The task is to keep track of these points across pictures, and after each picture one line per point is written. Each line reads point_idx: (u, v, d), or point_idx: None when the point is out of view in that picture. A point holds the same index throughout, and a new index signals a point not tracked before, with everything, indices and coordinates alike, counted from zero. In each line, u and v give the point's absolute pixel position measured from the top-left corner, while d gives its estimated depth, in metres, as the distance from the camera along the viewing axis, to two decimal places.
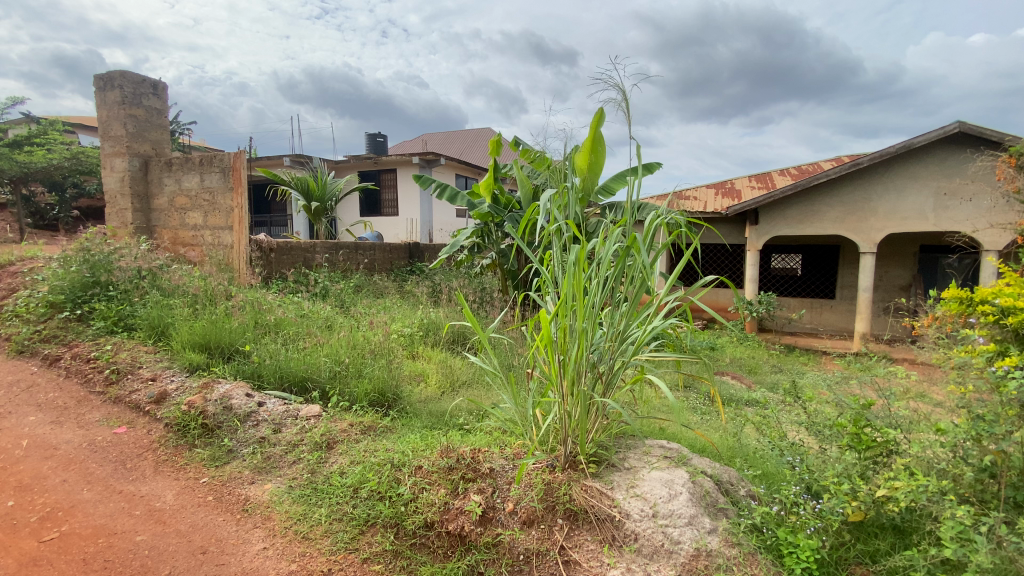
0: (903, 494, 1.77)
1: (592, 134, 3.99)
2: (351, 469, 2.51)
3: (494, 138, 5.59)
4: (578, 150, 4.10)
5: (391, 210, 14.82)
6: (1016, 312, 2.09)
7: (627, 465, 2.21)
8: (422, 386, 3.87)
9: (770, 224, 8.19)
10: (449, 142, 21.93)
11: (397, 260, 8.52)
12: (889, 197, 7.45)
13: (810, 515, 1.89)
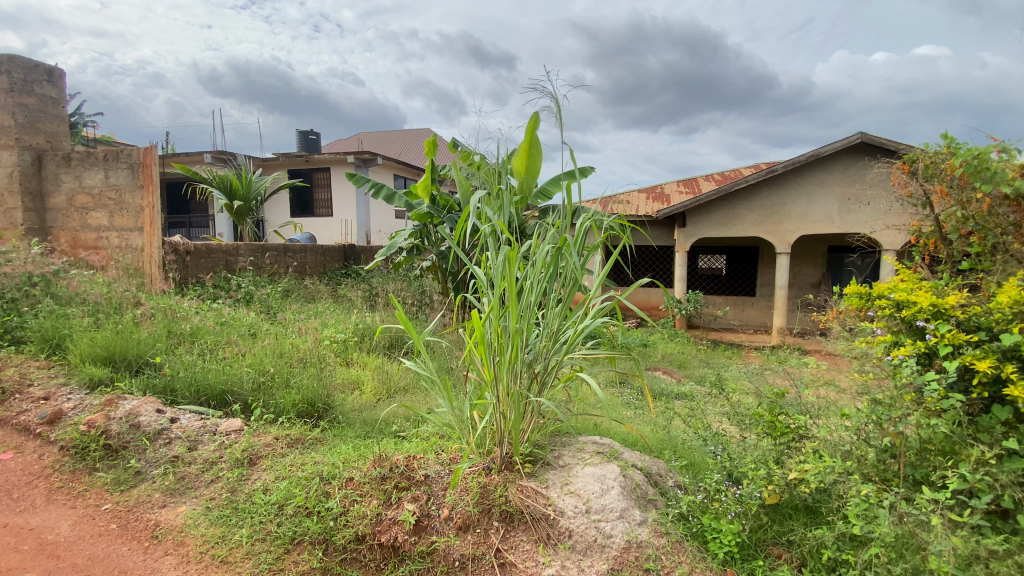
0: (812, 476, 1.92)
1: (529, 137, 4.02)
2: (276, 485, 2.36)
3: (431, 137, 5.49)
4: (515, 154, 4.14)
5: (324, 210, 14.25)
6: (907, 305, 2.24)
7: (561, 462, 2.23)
8: (356, 394, 3.73)
9: (697, 227, 8.68)
10: (386, 142, 21.42)
11: (331, 263, 8.18)
12: (801, 202, 8.09)
13: (731, 501, 1.99)
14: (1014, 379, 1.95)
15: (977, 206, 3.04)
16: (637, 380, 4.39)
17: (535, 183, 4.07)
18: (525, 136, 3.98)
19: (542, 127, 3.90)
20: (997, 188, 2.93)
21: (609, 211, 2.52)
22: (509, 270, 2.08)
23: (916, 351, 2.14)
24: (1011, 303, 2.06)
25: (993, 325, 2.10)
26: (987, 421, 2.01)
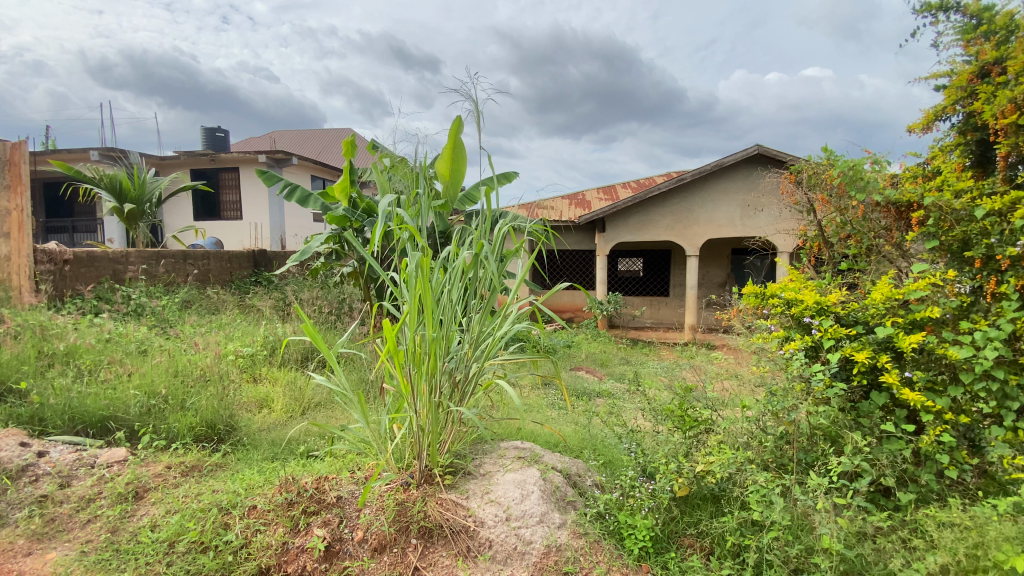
0: (717, 467, 2.04)
1: (450, 141, 3.96)
2: (166, 520, 2.11)
3: (347, 138, 5.25)
4: (437, 157, 4.07)
5: (233, 214, 13.27)
6: (796, 302, 2.43)
7: (482, 471, 2.20)
8: (265, 413, 3.49)
9: (615, 231, 9.14)
10: (303, 142, 20.36)
11: (239, 270, 7.59)
12: (707, 208, 8.69)
13: (644, 497, 2.06)
14: (888, 368, 2.19)
15: (854, 213, 3.39)
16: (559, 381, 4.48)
17: (459, 186, 4.04)
18: (448, 139, 3.92)
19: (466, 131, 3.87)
20: (869, 195, 3.28)
21: (528, 216, 2.52)
22: (423, 276, 1.99)
23: (804, 345, 2.35)
24: (881, 300, 2.30)
25: (869, 319, 2.34)
26: (868, 407, 2.25)
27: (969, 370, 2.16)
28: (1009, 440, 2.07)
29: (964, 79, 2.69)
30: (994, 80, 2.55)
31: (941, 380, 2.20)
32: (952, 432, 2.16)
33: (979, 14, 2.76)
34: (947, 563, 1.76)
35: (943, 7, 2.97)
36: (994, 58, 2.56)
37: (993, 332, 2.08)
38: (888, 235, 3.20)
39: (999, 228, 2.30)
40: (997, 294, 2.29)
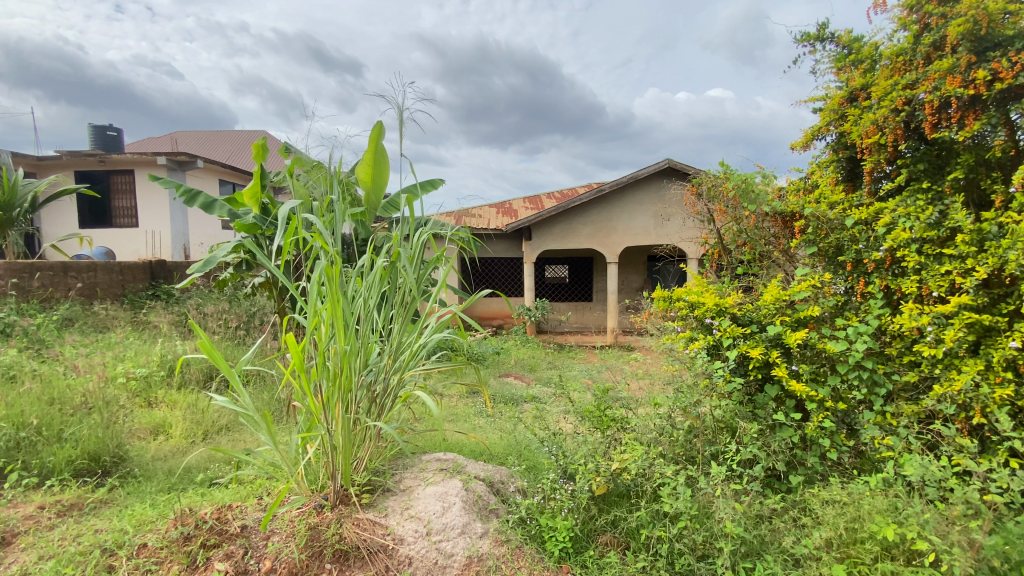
0: (631, 463, 2.15)
1: (372, 147, 3.85)
2: (36, 569, 1.84)
3: (258, 139, 4.94)
4: (358, 163, 3.94)
5: (127, 221, 12.03)
6: (698, 304, 2.61)
7: (402, 486, 2.14)
8: (161, 440, 3.18)
9: (541, 239, 9.35)
10: (210, 144, 18.91)
11: (132, 283, 6.84)
12: (624, 217, 9.12)
13: (564, 499, 2.10)
14: (778, 362, 2.41)
15: (747, 222, 3.69)
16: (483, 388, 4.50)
17: (383, 192, 3.94)
18: (370, 145, 3.82)
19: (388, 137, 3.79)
20: (759, 207, 3.60)
21: (447, 223, 2.48)
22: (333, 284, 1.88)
23: (706, 344, 2.53)
24: (771, 301, 2.54)
25: (762, 318, 2.56)
26: (762, 398, 2.47)
27: (844, 361, 2.42)
28: (878, 422, 2.31)
29: (835, 103, 2.90)
30: (860, 105, 2.78)
31: (823, 371, 2.45)
32: (832, 418, 2.40)
33: (848, 45, 2.95)
34: (831, 537, 1.96)
35: (819, 38, 3.31)
36: (860, 85, 2.78)
37: (863, 326, 2.35)
38: (775, 241, 3.51)
39: (865, 235, 2.62)
40: (865, 293, 2.60)
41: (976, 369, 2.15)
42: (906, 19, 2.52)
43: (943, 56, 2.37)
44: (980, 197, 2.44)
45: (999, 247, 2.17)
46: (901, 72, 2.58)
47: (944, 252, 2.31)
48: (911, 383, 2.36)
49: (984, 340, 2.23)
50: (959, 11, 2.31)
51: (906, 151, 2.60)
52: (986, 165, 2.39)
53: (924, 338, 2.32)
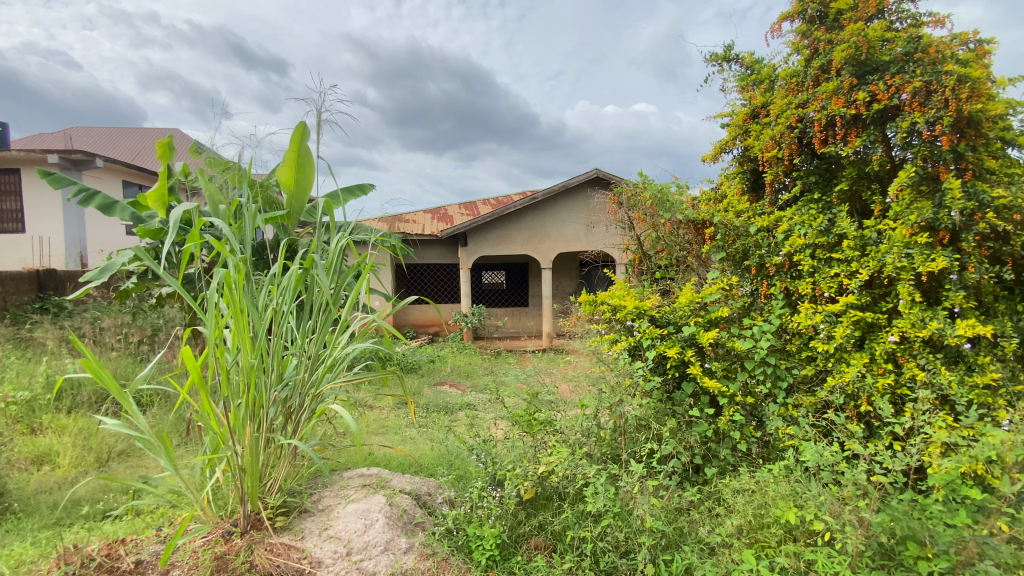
0: (557, 466, 2.18)
1: (295, 149, 3.67)
2: None
3: (166, 137, 4.55)
4: (279, 165, 3.74)
5: (11, 225, 10.72)
6: (621, 307, 2.70)
7: (321, 506, 2.04)
8: (46, 470, 2.83)
9: (476, 245, 9.34)
10: (114, 142, 17.30)
11: (15, 294, 6.06)
12: (557, 224, 9.32)
13: (492, 506, 2.09)
14: (692, 360, 2.56)
15: (664, 229, 3.84)
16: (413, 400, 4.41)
17: (308, 195, 3.77)
18: (292, 145, 3.64)
19: (312, 138, 3.63)
20: (673, 215, 3.79)
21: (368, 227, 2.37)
22: (233, 292, 1.77)
23: (627, 345, 2.66)
24: (686, 303, 2.70)
25: (678, 320, 2.71)
26: (680, 395, 2.62)
27: (750, 358, 2.61)
28: (782, 414, 2.50)
29: (740, 119, 3.11)
30: (760, 121, 3.02)
31: (734, 368, 2.62)
32: (741, 412, 2.57)
33: (752, 66, 3.19)
34: (741, 524, 2.09)
35: (726, 59, 3.57)
36: (761, 103, 3.01)
37: (766, 325, 2.55)
38: (689, 247, 3.70)
39: (767, 241, 2.84)
40: (768, 295, 2.82)
41: (861, 362, 2.38)
42: (799, 44, 2.77)
43: (830, 78, 2.61)
44: (862, 207, 2.72)
45: (877, 251, 2.41)
46: (795, 92, 2.80)
47: (832, 256, 2.54)
48: (808, 376, 2.57)
49: (868, 335, 2.47)
50: (842, 38, 2.55)
51: (800, 165, 2.85)
52: (867, 179, 2.67)
53: (818, 335, 2.54)
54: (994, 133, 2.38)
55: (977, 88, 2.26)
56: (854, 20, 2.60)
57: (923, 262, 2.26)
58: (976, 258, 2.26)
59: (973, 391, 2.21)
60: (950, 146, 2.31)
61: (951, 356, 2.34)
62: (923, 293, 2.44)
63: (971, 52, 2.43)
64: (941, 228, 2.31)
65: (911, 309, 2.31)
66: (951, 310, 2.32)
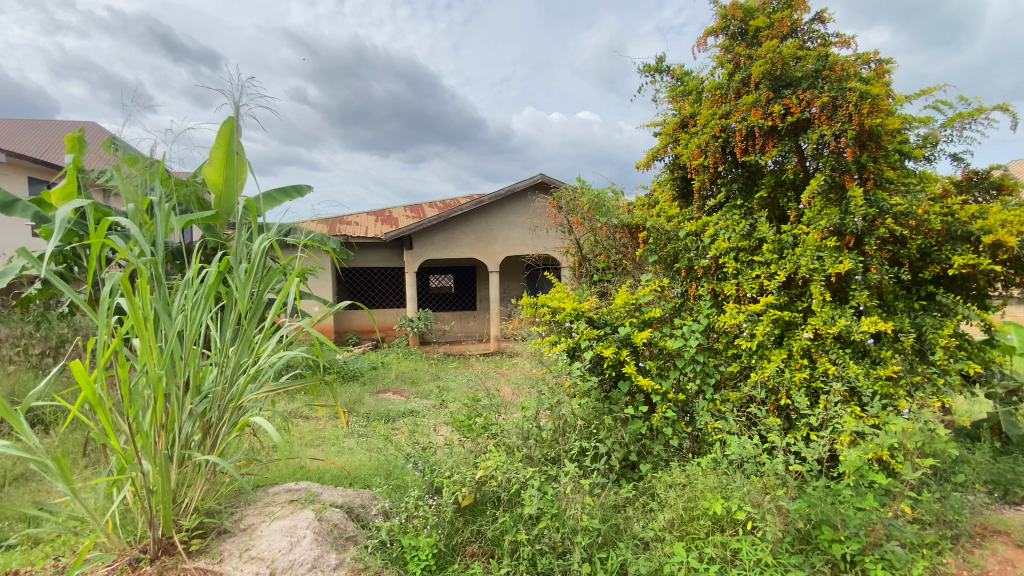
0: (494, 470, 2.17)
1: (224, 145, 3.46)
2: None
3: (74, 130, 4.16)
4: (207, 163, 3.51)
5: None
6: (560, 309, 2.72)
7: (243, 526, 1.93)
8: None
9: (422, 248, 9.20)
10: (18, 135, 15.72)
11: None
12: (503, 227, 9.35)
13: (428, 514, 2.05)
14: (627, 360, 2.63)
15: (602, 233, 3.95)
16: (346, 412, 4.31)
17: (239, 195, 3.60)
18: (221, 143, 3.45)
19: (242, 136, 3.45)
20: (610, 219, 3.90)
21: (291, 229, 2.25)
22: (135, 302, 1.63)
23: (566, 347, 2.68)
24: (622, 305, 2.78)
25: (614, 321, 2.78)
26: (616, 394, 2.68)
27: (681, 356, 2.71)
28: (710, 409, 2.62)
29: (671, 128, 3.24)
30: (689, 131, 3.15)
31: (666, 366, 2.71)
32: (673, 408, 2.67)
33: (681, 77, 3.33)
34: (673, 518, 2.17)
35: (658, 70, 3.71)
36: (690, 113, 3.14)
37: (695, 325, 2.66)
38: (625, 250, 3.82)
39: (695, 245, 2.97)
40: (697, 296, 2.95)
41: (780, 358, 2.53)
42: (723, 58, 2.93)
43: (749, 91, 2.77)
44: (780, 213, 2.90)
45: (793, 254, 2.58)
46: (720, 103, 2.94)
47: (753, 259, 2.70)
48: (734, 373, 2.70)
49: (786, 332, 2.63)
50: (760, 54, 2.72)
51: (724, 172, 3.01)
52: (784, 186, 2.85)
53: (742, 334, 2.68)
54: (891, 146, 2.61)
55: (877, 104, 2.47)
56: (770, 38, 2.78)
57: (832, 264, 2.44)
58: (877, 260, 2.47)
59: (877, 382, 2.40)
60: (853, 157, 2.51)
61: (858, 350, 2.53)
62: (833, 293, 2.63)
63: (872, 71, 2.65)
64: (846, 233, 2.51)
65: (823, 307, 2.48)
66: (857, 308, 2.52)
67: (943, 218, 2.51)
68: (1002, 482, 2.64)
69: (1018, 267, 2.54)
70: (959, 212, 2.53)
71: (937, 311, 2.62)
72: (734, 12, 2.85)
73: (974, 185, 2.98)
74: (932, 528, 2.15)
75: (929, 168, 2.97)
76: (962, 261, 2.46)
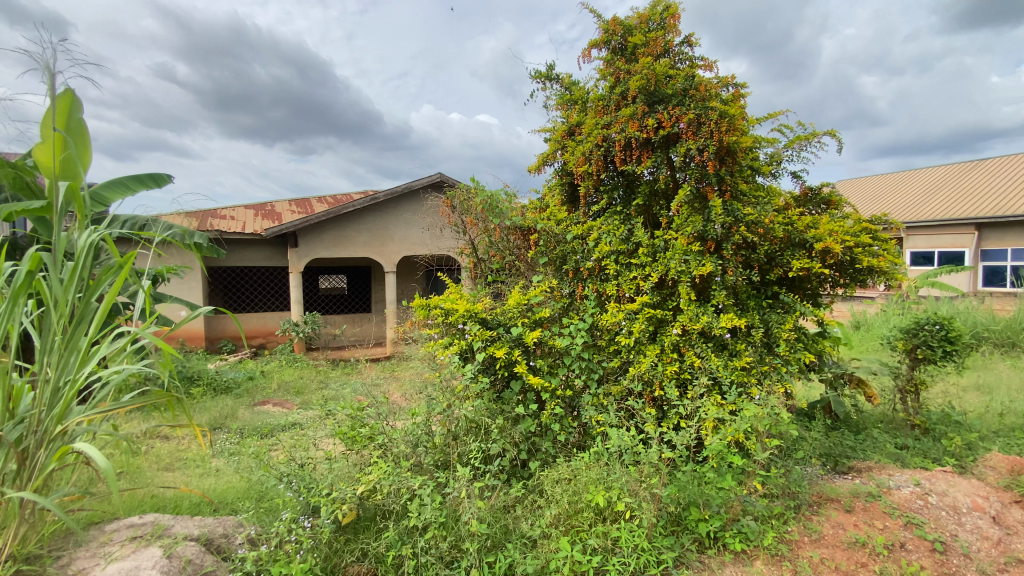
0: (377, 483, 2.07)
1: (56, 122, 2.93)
2: None
3: None
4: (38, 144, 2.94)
5: None
6: (452, 311, 2.67)
7: (70, 572, 1.64)
8: None
9: (310, 247, 8.62)
10: None
11: None
12: (400, 226, 9.07)
13: (302, 538, 1.92)
14: (517, 359, 2.65)
15: (495, 235, 3.97)
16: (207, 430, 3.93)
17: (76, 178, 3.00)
18: (58, 115, 2.93)
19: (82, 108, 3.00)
20: (503, 221, 3.97)
21: (127, 223, 1.94)
22: None
23: (458, 349, 2.64)
24: (515, 305, 2.81)
25: (506, 322, 2.80)
26: (508, 394, 2.70)
27: (569, 354, 2.81)
28: (595, 404, 2.75)
29: (559, 135, 3.35)
30: (575, 138, 3.28)
31: (554, 365, 2.78)
32: (561, 405, 2.76)
33: (569, 87, 3.45)
34: (559, 514, 2.22)
35: (548, 77, 3.81)
36: (576, 122, 3.27)
37: (580, 324, 2.78)
38: (517, 252, 3.84)
39: (581, 248, 3.10)
40: (583, 296, 3.07)
41: (654, 353, 2.72)
42: (606, 70, 3.08)
43: (628, 104, 2.95)
44: (654, 219, 3.12)
45: (664, 257, 2.79)
46: (602, 113, 3.10)
47: (631, 261, 2.88)
48: (615, 367, 2.86)
49: (659, 329, 2.84)
50: (637, 70, 2.90)
51: (606, 179, 3.18)
52: (658, 195, 3.07)
53: (622, 332, 2.85)
54: (745, 162, 2.93)
55: (733, 124, 2.74)
56: (646, 55, 2.97)
57: (696, 267, 2.67)
58: (733, 264, 2.75)
59: (734, 372, 2.67)
60: (714, 171, 2.77)
61: (719, 344, 2.80)
62: (698, 293, 2.88)
63: (730, 94, 2.96)
64: (709, 239, 2.76)
65: (689, 306, 2.71)
66: (717, 306, 2.79)
67: (785, 228, 2.87)
68: (832, 454, 3.08)
69: (841, 271, 2.97)
70: (798, 222, 2.90)
71: (781, 308, 2.99)
72: (614, 28, 3.03)
73: (810, 199, 3.46)
74: (779, 499, 2.44)
75: (776, 184, 3.40)
76: (799, 265, 2.82)
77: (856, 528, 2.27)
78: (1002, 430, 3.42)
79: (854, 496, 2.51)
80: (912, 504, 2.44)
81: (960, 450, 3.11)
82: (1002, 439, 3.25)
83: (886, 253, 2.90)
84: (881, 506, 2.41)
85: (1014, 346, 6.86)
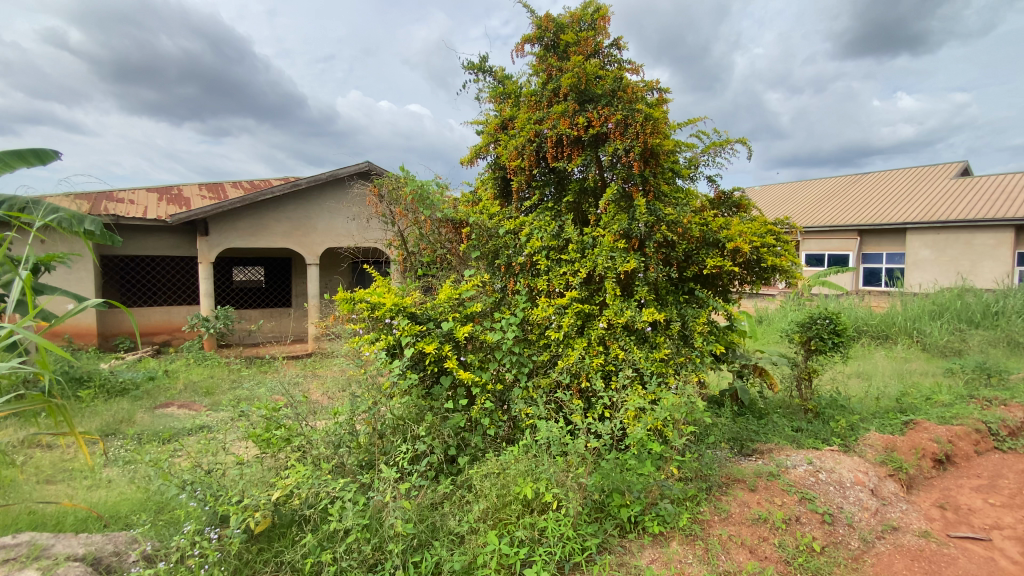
0: (293, 487, 1.97)
1: None
2: None
3: None
4: None
5: None
6: (378, 305, 2.55)
7: None
8: None
9: (221, 235, 7.97)
10: None
11: None
12: (323, 216, 8.63)
13: (209, 550, 1.78)
14: (448, 354, 2.61)
15: (426, 227, 3.87)
16: (93, 437, 3.60)
17: None
18: None
19: None
20: (434, 213, 3.88)
21: None
22: None
23: (387, 344, 2.55)
24: (446, 299, 2.76)
25: (438, 316, 2.72)
26: (437, 389, 2.65)
27: (500, 348, 2.82)
28: (524, 397, 2.78)
29: (492, 128, 3.32)
30: (508, 132, 3.28)
31: (485, 360, 2.77)
32: (491, 399, 2.75)
33: (502, 80, 3.44)
34: (487, 508, 2.22)
35: (481, 69, 3.77)
36: (509, 116, 3.27)
37: (511, 318, 2.79)
38: (449, 246, 3.77)
39: (513, 242, 3.12)
40: (515, 291, 3.10)
41: (581, 346, 2.79)
42: (539, 67, 3.11)
43: (559, 101, 3.00)
44: (583, 216, 3.22)
45: (592, 254, 2.87)
46: (534, 109, 3.12)
47: (561, 257, 2.94)
48: (545, 361, 2.90)
49: (586, 323, 2.92)
50: (569, 69, 2.95)
51: (538, 175, 3.20)
52: (587, 194, 3.15)
53: (552, 326, 2.89)
54: (667, 164, 3.07)
55: (657, 127, 2.86)
56: (577, 54, 3.03)
57: (621, 264, 2.77)
58: (654, 261, 2.89)
59: (654, 364, 2.79)
60: (638, 171, 2.88)
61: (641, 337, 2.93)
62: (623, 288, 2.99)
63: (655, 98, 3.10)
64: (634, 237, 2.86)
65: (614, 301, 2.81)
66: (640, 301, 2.90)
67: (700, 227, 3.03)
68: (739, 438, 3.33)
69: (749, 269, 3.21)
70: (712, 224, 3.09)
71: (696, 303, 3.17)
72: (547, 24, 3.06)
73: (723, 202, 3.71)
74: (692, 482, 2.60)
75: (693, 187, 3.61)
76: (712, 263, 3.01)
77: (759, 505, 2.46)
78: (878, 413, 3.88)
79: (757, 476, 2.72)
80: (805, 481, 2.69)
81: (845, 431, 3.49)
82: (878, 420, 3.69)
83: (787, 253, 3.17)
84: (780, 484, 2.63)
85: (887, 339, 7.80)
